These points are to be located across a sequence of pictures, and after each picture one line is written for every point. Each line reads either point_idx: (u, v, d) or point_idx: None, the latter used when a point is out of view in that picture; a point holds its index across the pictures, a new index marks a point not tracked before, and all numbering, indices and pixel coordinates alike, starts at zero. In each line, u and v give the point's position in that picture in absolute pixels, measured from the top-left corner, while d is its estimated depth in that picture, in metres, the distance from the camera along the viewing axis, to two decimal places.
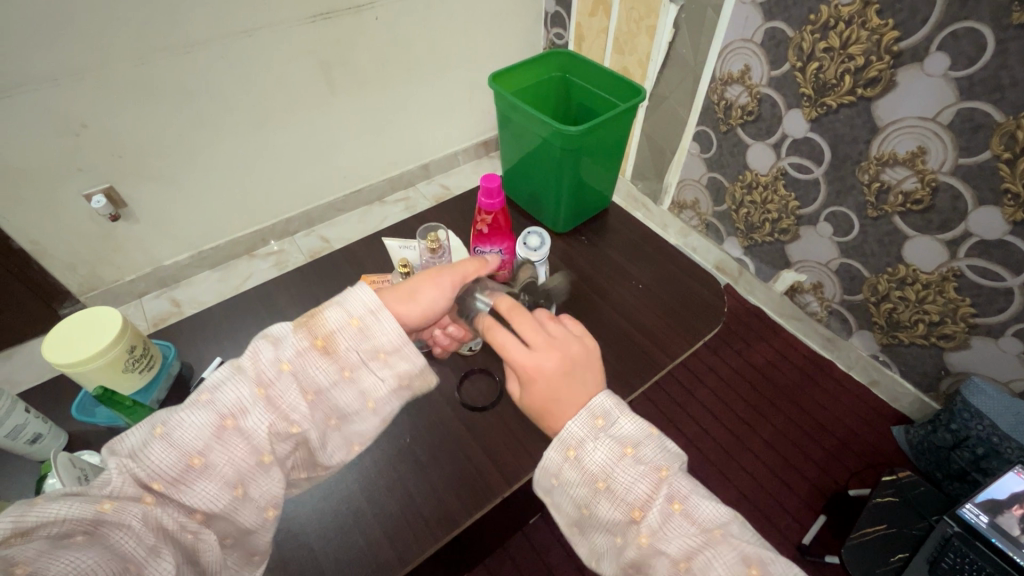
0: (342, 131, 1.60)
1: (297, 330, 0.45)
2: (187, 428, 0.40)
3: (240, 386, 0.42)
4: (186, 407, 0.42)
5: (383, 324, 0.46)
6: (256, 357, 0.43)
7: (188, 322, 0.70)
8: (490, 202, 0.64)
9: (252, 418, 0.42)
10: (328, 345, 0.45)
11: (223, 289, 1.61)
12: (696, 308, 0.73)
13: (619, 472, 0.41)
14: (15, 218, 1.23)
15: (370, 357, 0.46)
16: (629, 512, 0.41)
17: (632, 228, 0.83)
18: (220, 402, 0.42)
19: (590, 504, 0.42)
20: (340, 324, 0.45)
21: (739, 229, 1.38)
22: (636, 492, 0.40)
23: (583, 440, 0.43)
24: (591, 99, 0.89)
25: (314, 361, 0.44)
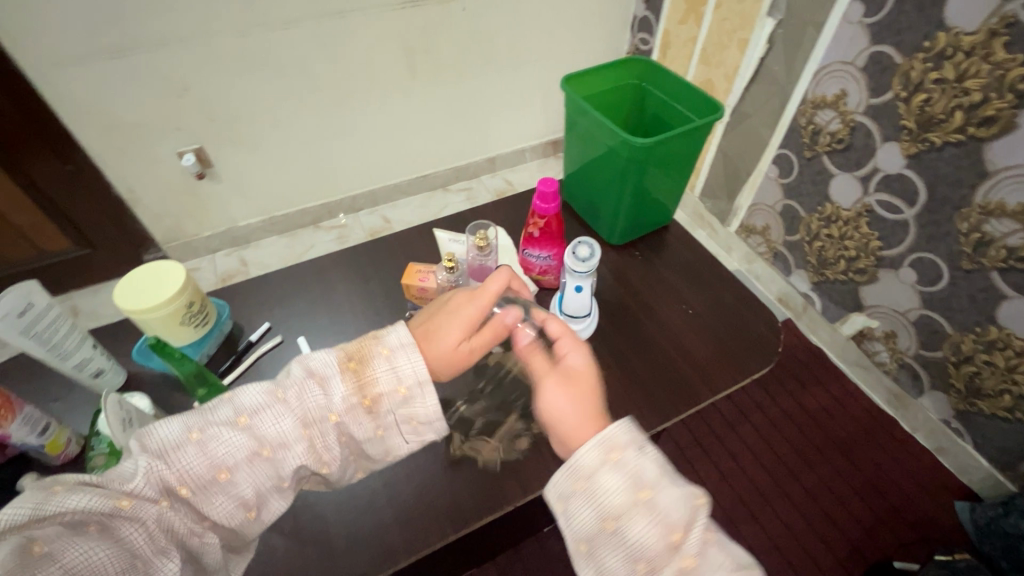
0: (417, 116, 1.64)
1: (348, 383, 0.48)
2: (223, 442, 0.44)
3: (283, 420, 0.46)
4: (224, 423, 0.45)
5: (424, 394, 0.50)
6: (306, 399, 0.47)
7: (245, 285, 0.74)
8: (545, 206, 0.63)
9: (287, 453, 0.46)
10: (372, 403, 0.49)
11: (287, 255, 1.69)
12: (749, 343, 0.68)
13: (666, 488, 0.41)
14: (118, 167, 1.35)
15: (403, 419, 0.50)
16: (670, 534, 0.40)
17: (692, 248, 0.80)
18: (259, 425, 0.45)
19: (624, 518, 0.40)
20: (388, 387, 0.49)
21: (811, 262, 1.29)
22: (678, 513, 0.40)
23: (628, 448, 0.43)
24: (666, 111, 0.85)
25: (355, 423, 0.48)
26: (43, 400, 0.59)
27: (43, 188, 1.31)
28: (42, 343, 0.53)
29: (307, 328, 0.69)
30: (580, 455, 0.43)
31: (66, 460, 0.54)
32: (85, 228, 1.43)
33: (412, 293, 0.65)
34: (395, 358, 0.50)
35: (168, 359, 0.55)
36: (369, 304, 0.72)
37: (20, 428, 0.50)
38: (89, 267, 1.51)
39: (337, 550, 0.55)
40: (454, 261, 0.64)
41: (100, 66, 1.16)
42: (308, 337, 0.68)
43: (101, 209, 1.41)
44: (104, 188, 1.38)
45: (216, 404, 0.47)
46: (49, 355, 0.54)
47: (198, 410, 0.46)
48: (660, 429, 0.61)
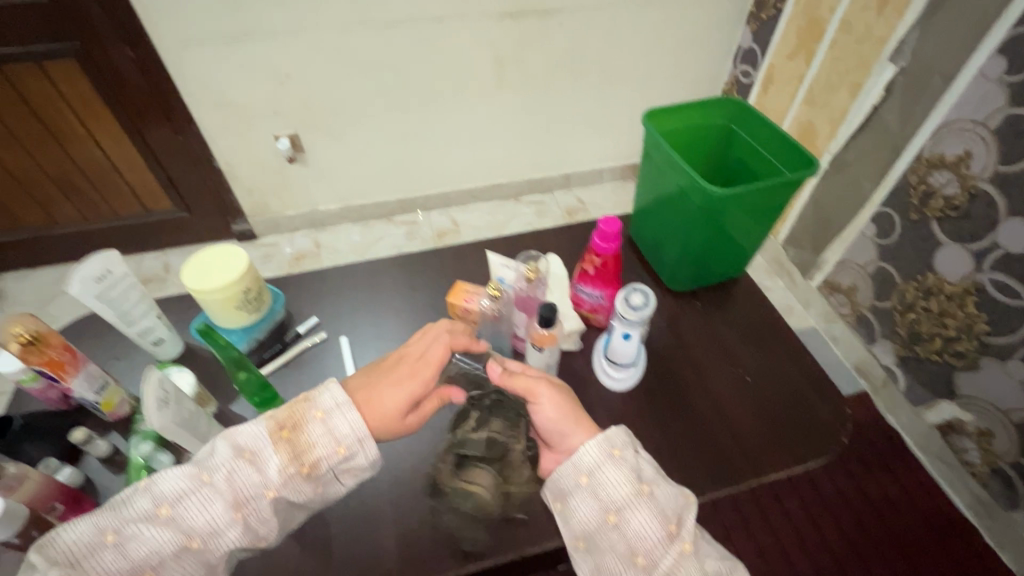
0: (500, 125, 1.65)
1: (281, 453, 0.47)
2: (143, 541, 0.43)
3: (211, 506, 0.45)
4: (146, 517, 0.44)
5: (365, 450, 0.49)
6: (237, 478, 0.46)
7: (303, 276, 0.76)
8: (605, 245, 0.60)
9: (217, 539, 0.45)
10: (310, 469, 0.47)
11: (356, 243, 1.75)
12: (807, 426, 0.62)
13: (661, 485, 0.48)
14: (222, 142, 1.47)
15: (342, 472, 0.49)
16: (665, 524, 0.45)
17: (760, 308, 0.73)
18: (183, 517, 0.44)
19: (625, 510, 0.46)
20: (326, 450, 0.48)
21: (900, 334, 1.16)
22: (672, 506, 0.47)
23: (624, 449, 0.49)
24: (752, 157, 0.78)
25: (293, 490, 0.47)
26: (108, 358, 0.65)
27: (157, 153, 1.45)
28: (112, 307, 0.57)
29: (351, 328, 0.70)
30: (586, 449, 0.49)
31: (116, 419, 0.58)
32: (186, 193, 1.56)
33: (455, 312, 0.64)
34: (330, 420, 0.49)
35: (210, 341, 0.56)
36: (415, 314, 0.72)
37: (81, 383, 0.54)
38: (183, 229, 1.65)
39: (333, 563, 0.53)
40: (500, 289, 0.62)
41: (219, 50, 1.27)
42: (350, 338, 0.69)
43: (202, 178, 1.54)
44: (209, 160, 1.50)
45: (128, 494, 0.45)
46: (117, 319, 0.58)
47: (111, 506, 0.44)
48: (690, 503, 0.56)
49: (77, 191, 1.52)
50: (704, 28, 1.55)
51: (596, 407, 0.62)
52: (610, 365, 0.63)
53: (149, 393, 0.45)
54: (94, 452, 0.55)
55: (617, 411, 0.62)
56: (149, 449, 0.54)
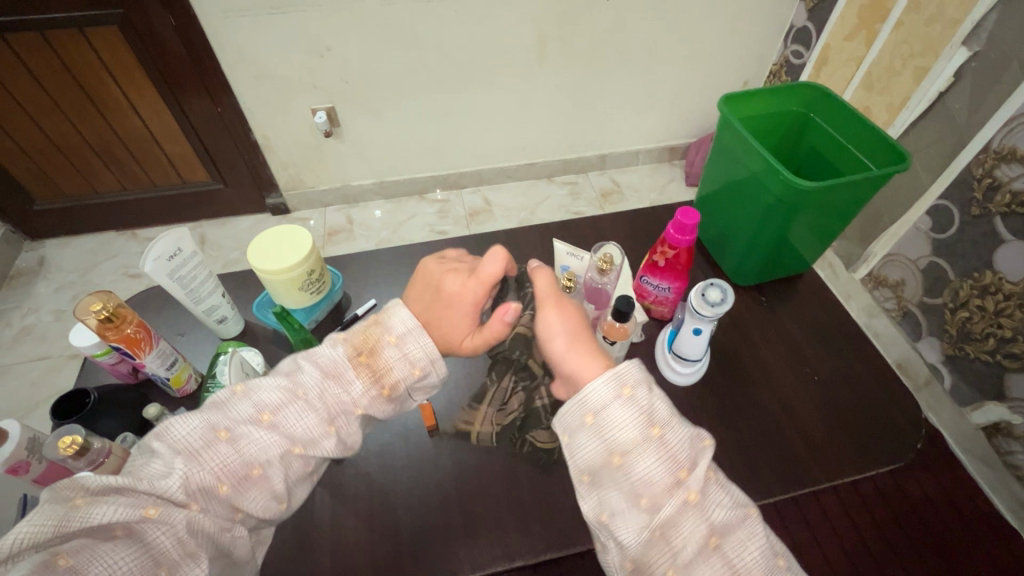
0: (538, 103, 1.62)
1: (363, 377, 0.47)
2: (253, 440, 0.43)
3: (305, 415, 0.45)
4: (250, 421, 0.44)
5: (437, 369, 0.50)
6: (325, 394, 0.46)
7: (359, 257, 0.76)
8: (680, 238, 0.57)
9: (318, 447, 0.46)
10: (391, 391, 0.48)
11: (388, 220, 1.75)
12: (880, 431, 0.60)
13: (675, 427, 0.42)
14: (258, 114, 1.46)
15: (415, 391, 0.50)
16: (676, 469, 0.41)
17: (828, 306, 0.71)
18: (285, 422, 0.44)
19: (632, 455, 0.41)
20: (403, 372, 0.48)
21: (949, 332, 1.06)
22: (685, 450, 0.42)
23: (640, 387, 0.44)
24: (829, 146, 0.74)
25: (378, 408, 0.48)
26: (172, 334, 0.66)
27: (194, 123, 1.45)
28: (182, 286, 0.57)
29: None
30: (592, 388, 0.43)
31: (184, 394, 0.59)
32: (223, 166, 1.57)
33: None
34: (403, 343, 0.49)
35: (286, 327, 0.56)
36: None
37: (153, 359, 0.54)
38: (220, 201, 1.66)
39: (403, 547, 0.53)
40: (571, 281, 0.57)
41: (259, 20, 1.24)
42: None
43: (239, 150, 1.54)
44: (245, 133, 1.50)
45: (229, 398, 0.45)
46: (186, 298, 0.58)
47: (216, 406, 0.44)
48: (755, 503, 0.55)
49: (117, 160, 1.54)
50: (755, 6, 1.48)
51: None
52: (675, 360, 0.61)
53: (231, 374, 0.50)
54: None
55: (680, 407, 0.61)
56: None
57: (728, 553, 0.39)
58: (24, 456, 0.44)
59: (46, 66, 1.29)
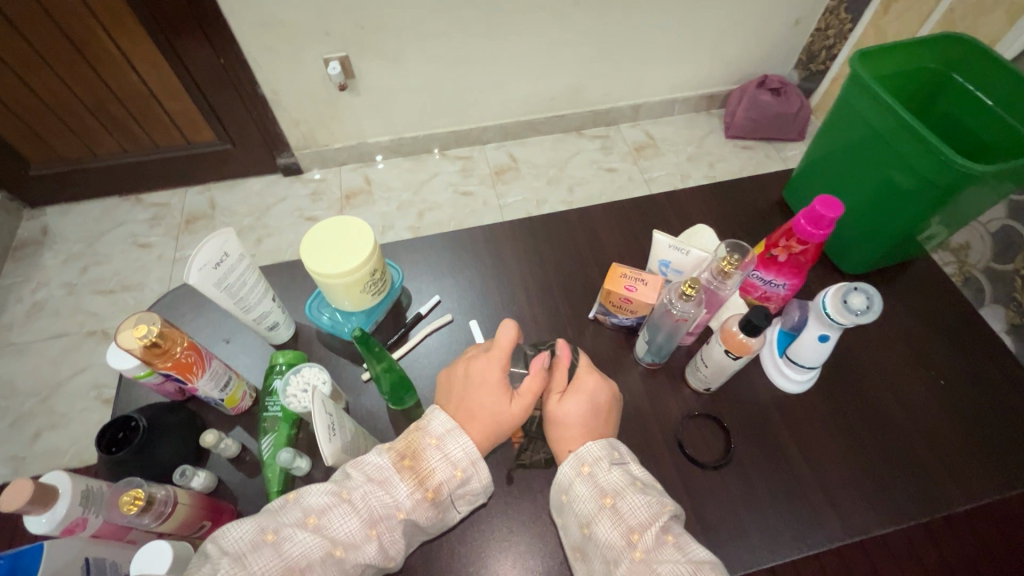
0: (570, 48, 1.47)
1: (408, 483, 0.41)
2: (297, 543, 0.38)
3: (349, 517, 0.39)
4: (294, 522, 0.38)
5: (479, 473, 0.44)
6: (369, 498, 0.40)
7: (413, 244, 0.67)
8: (813, 232, 0.48)
9: (361, 552, 0.39)
10: (435, 496, 0.42)
11: (408, 179, 1.63)
12: (1020, 445, 0.53)
13: (628, 494, 0.41)
14: (265, 64, 1.31)
15: (459, 496, 0.44)
16: (627, 532, 0.40)
17: (947, 294, 0.63)
18: (331, 525, 0.39)
19: (593, 523, 0.41)
20: (445, 474, 0.42)
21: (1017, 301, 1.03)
22: (638, 512, 0.40)
23: (599, 461, 0.44)
24: (972, 113, 0.63)
25: (422, 515, 0.42)
26: (216, 340, 0.58)
27: (195, 77, 1.31)
28: (231, 296, 0.49)
29: (476, 309, 0.62)
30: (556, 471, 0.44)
31: (239, 412, 0.53)
32: (229, 124, 1.44)
33: (614, 301, 0.53)
34: (445, 445, 0.43)
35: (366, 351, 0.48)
36: (545, 292, 0.63)
37: (206, 383, 0.47)
38: (227, 161, 1.55)
39: None
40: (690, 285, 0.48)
41: None
42: (479, 321, 0.61)
43: (246, 106, 1.41)
44: (251, 87, 1.37)
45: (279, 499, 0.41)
46: (235, 307, 0.50)
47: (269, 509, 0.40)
48: (887, 530, 0.50)
49: (114, 119, 1.41)
50: None
51: (771, 412, 0.55)
52: (788, 364, 0.55)
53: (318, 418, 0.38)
54: (224, 453, 0.50)
55: (796, 417, 0.55)
56: (291, 459, 0.46)
57: None
58: (80, 511, 0.38)
59: (25, 14, 1.14)
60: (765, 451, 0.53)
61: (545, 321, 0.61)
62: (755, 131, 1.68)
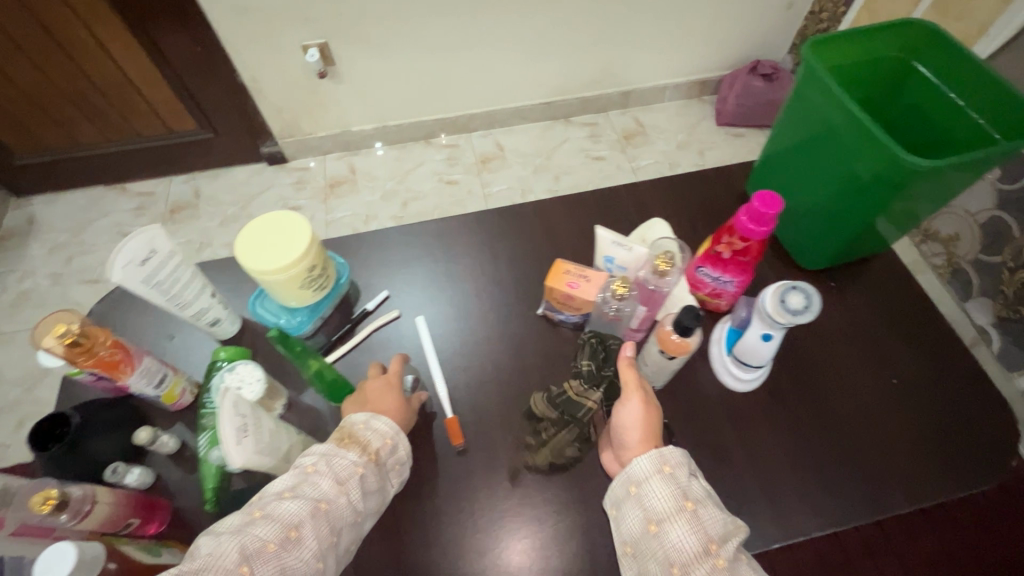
0: (555, 33, 1.43)
1: (352, 449, 0.44)
2: (283, 509, 0.39)
3: (320, 482, 0.41)
4: (276, 493, 0.40)
5: (400, 444, 0.47)
6: (333, 463, 0.42)
7: (365, 238, 0.66)
8: (754, 229, 0.47)
9: (341, 502, 0.41)
10: (376, 459, 0.45)
11: (393, 168, 1.62)
12: (970, 446, 0.52)
13: (709, 506, 0.41)
14: (243, 51, 1.30)
15: (392, 466, 0.46)
16: (706, 540, 0.39)
17: (908, 292, 0.61)
18: (308, 490, 0.41)
19: (667, 522, 0.40)
20: (378, 441, 0.45)
21: (1006, 293, 1.01)
22: (718, 524, 0.39)
23: (681, 468, 0.43)
24: (934, 103, 0.61)
25: (369, 477, 0.43)
26: (161, 336, 0.58)
27: (174, 63, 1.30)
28: (162, 294, 0.48)
29: (424, 305, 0.61)
30: (637, 462, 0.43)
31: (180, 408, 0.53)
32: (211, 112, 1.43)
33: (556, 299, 0.52)
34: (372, 423, 0.46)
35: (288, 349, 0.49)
36: (496, 288, 0.63)
37: (138, 380, 0.47)
38: (210, 150, 1.54)
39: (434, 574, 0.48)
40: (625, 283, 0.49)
41: None
42: (426, 317, 0.60)
43: (227, 94, 1.40)
44: (231, 75, 1.35)
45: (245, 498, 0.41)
46: (169, 305, 0.50)
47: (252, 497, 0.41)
48: (829, 533, 0.49)
49: (95, 109, 1.40)
50: None
51: (717, 411, 0.54)
52: (735, 363, 0.53)
53: (226, 421, 0.37)
54: (162, 450, 0.50)
55: (741, 417, 0.54)
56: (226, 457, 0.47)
57: None
58: None
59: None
60: (709, 450, 0.52)
61: (494, 318, 0.60)
62: (747, 118, 1.64)
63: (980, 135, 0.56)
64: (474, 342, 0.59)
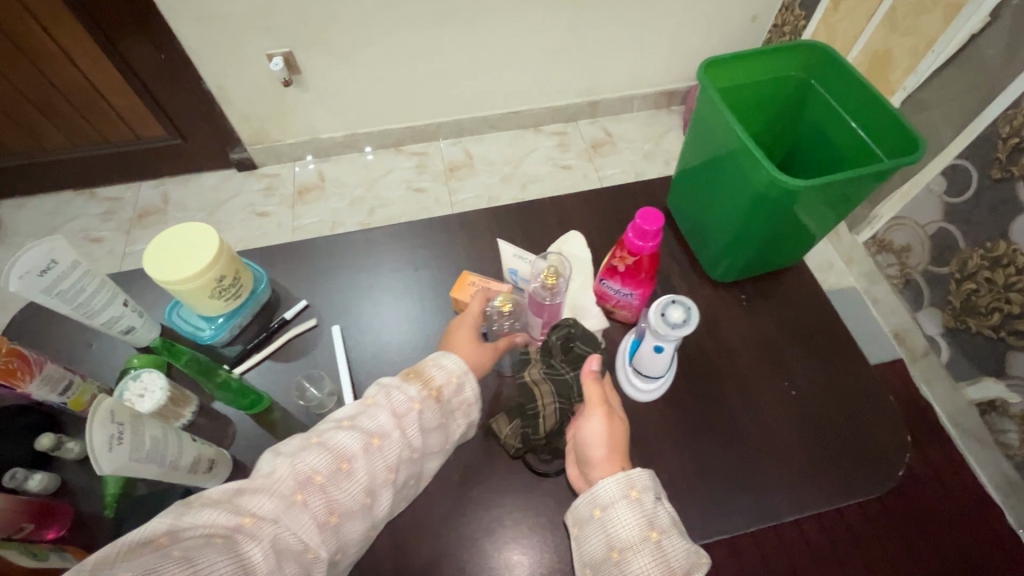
0: (519, 43, 1.45)
1: (414, 384, 0.47)
2: (310, 457, 0.41)
3: (377, 416, 0.45)
4: (331, 426, 0.44)
5: (469, 381, 0.50)
6: (392, 397, 0.46)
7: (291, 248, 0.67)
8: (641, 244, 0.49)
9: (375, 448, 0.43)
10: (438, 395, 0.48)
11: (362, 175, 1.63)
12: (860, 456, 0.54)
13: (673, 535, 0.42)
14: (208, 58, 1.31)
15: (456, 406, 0.49)
16: (667, 572, 0.41)
17: (813, 304, 0.63)
18: (336, 441, 0.43)
19: (630, 551, 0.41)
20: (443, 377, 0.48)
21: (952, 304, 1.02)
22: (679, 556, 0.41)
23: (647, 492, 0.43)
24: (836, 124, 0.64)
25: (429, 412, 0.46)
26: (80, 344, 0.59)
27: (138, 70, 1.30)
28: (66, 302, 0.50)
29: (343, 314, 0.63)
30: (603, 487, 0.43)
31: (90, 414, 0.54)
32: (177, 119, 1.44)
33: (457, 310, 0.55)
34: (441, 360, 0.49)
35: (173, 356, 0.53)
36: (415, 299, 0.64)
37: (39, 387, 0.49)
38: (178, 156, 1.55)
39: None
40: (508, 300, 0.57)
41: None
42: (343, 326, 0.62)
43: (193, 101, 1.41)
44: (197, 82, 1.37)
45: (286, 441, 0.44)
46: (75, 313, 0.51)
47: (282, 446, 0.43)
48: (716, 540, 0.50)
49: (61, 115, 1.41)
50: None
51: None
52: (636, 375, 0.55)
53: (96, 430, 0.38)
54: (67, 455, 0.51)
55: (640, 427, 0.55)
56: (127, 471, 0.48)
57: None
58: None
59: None
60: None
61: (409, 328, 0.62)
62: None
63: (869, 147, 0.62)
64: (388, 352, 0.60)
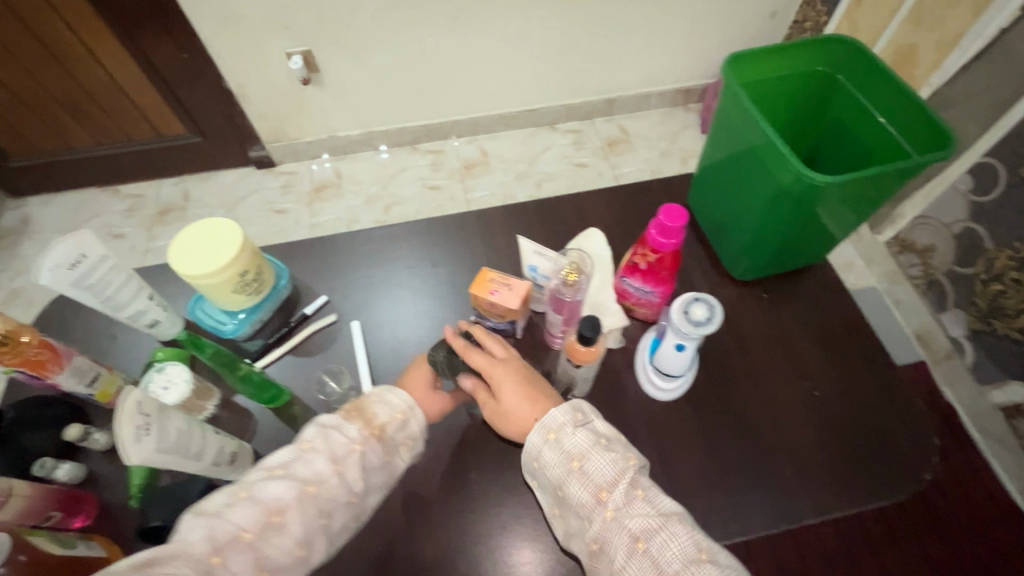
0: (536, 41, 1.45)
1: (355, 422, 0.47)
2: (271, 490, 0.42)
3: (315, 460, 0.45)
4: (262, 477, 0.43)
5: (415, 418, 0.50)
6: (331, 439, 0.46)
7: (310, 244, 0.68)
8: (664, 241, 0.49)
9: (332, 483, 0.44)
10: (381, 433, 0.48)
11: (378, 173, 1.64)
12: (885, 458, 0.53)
13: (595, 455, 0.43)
14: (228, 57, 1.33)
15: (400, 441, 0.49)
16: (597, 491, 0.42)
17: (835, 305, 0.62)
18: (298, 471, 0.44)
19: (566, 485, 0.43)
20: (386, 416, 0.49)
21: (977, 306, 1.00)
22: (605, 471, 0.42)
23: (564, 426, 0.45)
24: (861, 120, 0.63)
25: (373, 452, 0.47)
26: (105, 337, 0.60)
27: (160, 69, 1.33)
28: (94, 294, 0.50)
29: (361, 310, 0.63)
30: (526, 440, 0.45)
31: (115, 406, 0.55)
32: (198, 117, 1.46)
33: (479, 306, 0.54)
34: (384, 398, 0.50)
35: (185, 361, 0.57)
36: (432, 296, 0.64)
37: (68, 378, 0.49)
38: (198, 153, 1.57)
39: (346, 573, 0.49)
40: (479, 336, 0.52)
41: None
42: (362, 322, 0.62)
43: (214, 99, 1.43)
44: (218, 81, 1.38)
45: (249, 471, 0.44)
46: (103, 305, 0.52)
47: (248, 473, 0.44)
48: (736, 542, 0.49)
49: (86, 113, 1.44)
50: None
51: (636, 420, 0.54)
52: (656, 373, 0.54)
53: (124, 421, 0.39)
54: (93, 446, 0.52)
55: (660, 426, 0.54)
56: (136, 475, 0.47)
57: (654, 555, 0.39)
58: None
59: None
60: None
61: (426, 325, 0.62)
62: None
63: (897, 146, 0.61)
64: (406, 348, 0.60)
